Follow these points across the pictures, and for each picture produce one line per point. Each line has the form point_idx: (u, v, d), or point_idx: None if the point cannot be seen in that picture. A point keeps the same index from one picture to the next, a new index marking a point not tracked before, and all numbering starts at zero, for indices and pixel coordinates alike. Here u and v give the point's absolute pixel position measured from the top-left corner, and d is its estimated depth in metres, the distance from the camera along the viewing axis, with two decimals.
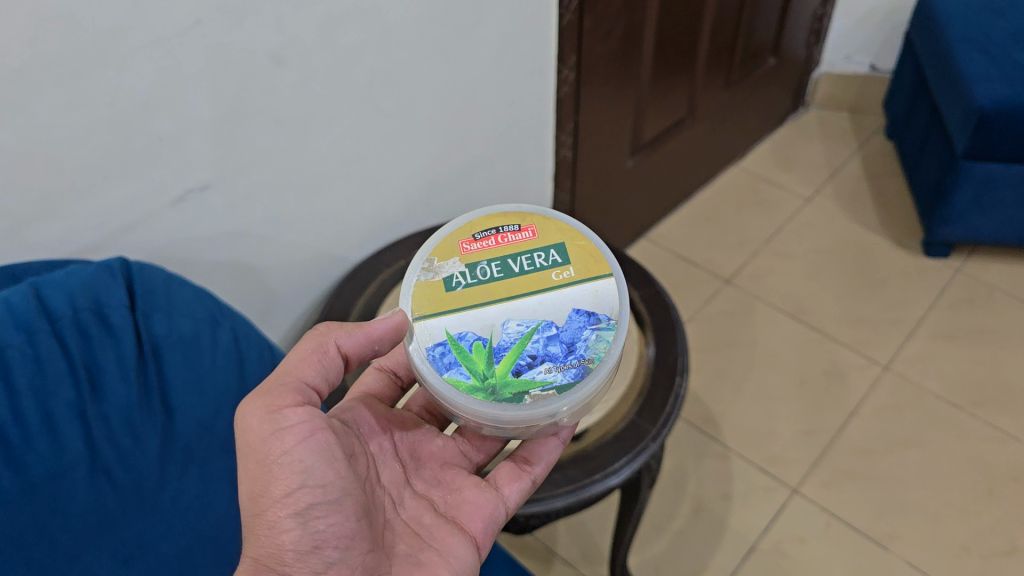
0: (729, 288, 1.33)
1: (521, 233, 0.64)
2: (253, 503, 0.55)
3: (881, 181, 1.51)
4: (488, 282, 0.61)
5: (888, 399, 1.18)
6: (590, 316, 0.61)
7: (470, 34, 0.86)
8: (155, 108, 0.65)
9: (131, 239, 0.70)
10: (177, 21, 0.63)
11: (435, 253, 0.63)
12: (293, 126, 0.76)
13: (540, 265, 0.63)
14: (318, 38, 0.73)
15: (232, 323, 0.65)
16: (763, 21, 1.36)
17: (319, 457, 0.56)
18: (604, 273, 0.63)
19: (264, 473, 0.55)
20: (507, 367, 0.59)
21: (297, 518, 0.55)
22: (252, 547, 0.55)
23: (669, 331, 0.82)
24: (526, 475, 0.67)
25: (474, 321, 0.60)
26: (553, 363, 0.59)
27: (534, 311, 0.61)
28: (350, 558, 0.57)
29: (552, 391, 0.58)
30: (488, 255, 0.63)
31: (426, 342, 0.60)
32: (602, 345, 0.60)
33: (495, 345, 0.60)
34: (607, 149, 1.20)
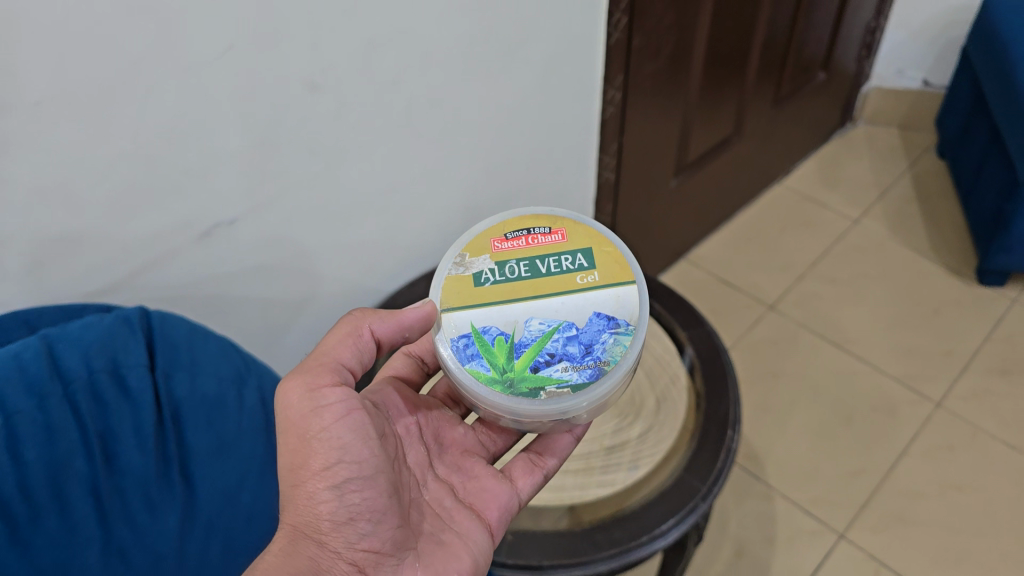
0: (772, 314, 1.28)
1: (550, 236, 0.67)
2: (292, 475, 0.56)
3: (933, 202, 1.44)
4: (514, 280, 0.63)
5: (941, 438, 1.12)
6: (610, 320, 0.63)
7: (515, 54, 0.81)
8: (181, 138, 0.61)
9: (151, 279, 0.67)
10: (207, 49, 0.59)
11: (467, 249, 0.66)
12: (328, 154, 0.72)
13: (565, 268, 0.64)
14: (357, 61, 0.68)
15: (261, 381, 0.64)
16: (815, 35, 1.30)
17: (356, 435, 0.57)
18: (628, 280, 0.64)
19: (302, 446, 0.56)
20: (526, 363, 0.60)
21: (334, 491, 0.56)
22: (290, 516, 0.56)
23: (719, 376, 0.77)
24: (539, 471, 0.67)
25: (498, 316, 0.62)
26: (569, 363, 0.61)
27: (557, 311, 0.62)
28: (382, 531, 0.57)
29: (567, 389, 0.60)
30: (517, 254, 0.65)
31: (450, 334, 0.62)
32: (619, 350, 0.61)
33: (517, 340, 0.61)
34: (651, 169, 1.14)
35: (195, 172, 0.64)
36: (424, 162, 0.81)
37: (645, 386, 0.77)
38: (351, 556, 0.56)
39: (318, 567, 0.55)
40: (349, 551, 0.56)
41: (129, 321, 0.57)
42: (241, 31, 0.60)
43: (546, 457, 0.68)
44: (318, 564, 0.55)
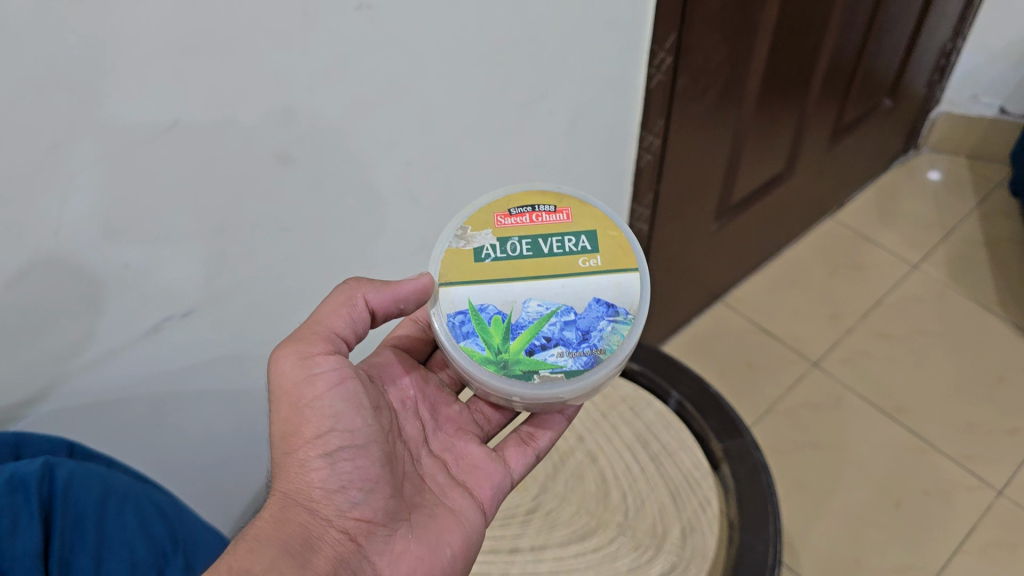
0: (816, 371, 1.16)
1: (555, 215, 0.57)
2: (283, 443, 0.52)
3: (1002, 249, 1.31)
4: (515, 260, 0.54)
5: (1001, 534, 1.00)
6: (608, 308, 0.54)
7: (537, 106, 0.69)
8: (119, 231, 0.50)
9: (77, 388, 0.56)
10: (148, 126, 0.47)
11: (469, 222, 0.56)
12: (308, 233, 0.61)
13: (568, 250, 0.55)
14: (338, 128, 0.56)
15: (187, 559, 0.55)
16: (885, 61, 1.15)
17: (348, 404, 0.53)
18: (630, 267, 0.55)
19: (294, 413, 0.52)
20: (522, 345, 0.52)
21: (326, 460, 0.51)
22: (283, 481, 0.51)
23: (757, 501, 0.65)
24: (530, 449, 0.61)
25: (497, 293, 0.54)
26: (566, 348, 0.53)
27: (559, 290, 0.54)
28: (374, 501, 0.52)
29: (561, 375, 0.52)
30: (520, 231, 0.56)
31: (446, 308, 0.54)
32: (615, 339, 0.53)
33: (513, 320, 0.53)
34: (692, 216, 1.02)
35: (139, 267, 0.53)
36: (428, 228, 0.70)
37: (671, 512, 0.65)
38: (343, 525, 0.51)
39: (309, 536, 0.49)
40: (341, 520, 0.51)
41: (26, 488, 0.46)
42: (191, 102, 0.48)
43: (538, 434, 0.61)
44: (310, 532, 0.50)
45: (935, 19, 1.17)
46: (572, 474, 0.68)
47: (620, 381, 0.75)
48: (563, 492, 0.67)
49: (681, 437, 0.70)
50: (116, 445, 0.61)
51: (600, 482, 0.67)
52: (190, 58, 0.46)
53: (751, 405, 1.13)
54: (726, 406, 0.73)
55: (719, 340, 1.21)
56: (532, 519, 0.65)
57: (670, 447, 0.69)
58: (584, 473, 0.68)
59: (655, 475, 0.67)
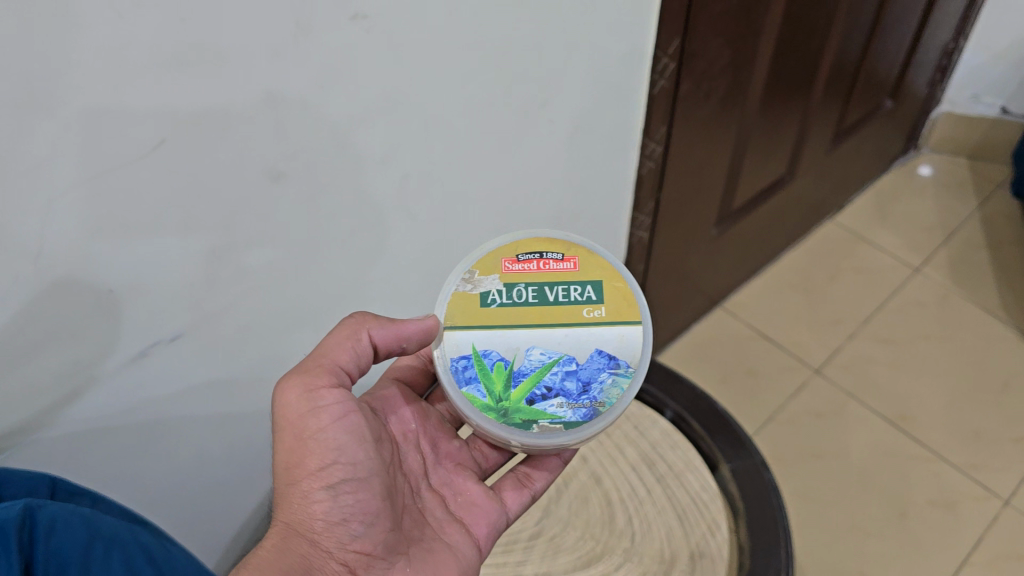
0: (818, 379, 1.15)
1: (562, 263, 0.55)
2: (284, 474, 0.50)
3: (1004, 252, 1.30)
4: (520, 308, 0.53)
5: (1008, 544, 0.98)
6: (611, 360, 0.53)
7: (538, 117, 0.66)
8: (101, 255, 0.48)
9: (59, 418, 0.53)
10: (130, 144, 0.44)
11: (478, 266, 0.55)
12: (302, 253, 0.58)
13: (573, 299, 0.54)
14: (333, 144, 0.54)
15: None
16: (887, 62, 1.13)
17: (353, 436, 0.50)
18: (634, 319, 0.54)
19: (297, 444, 0.49)
20: (522, 393, 0.51)
21: (329, 492, 0.49)
22: (284, 511, 0.49)
23: (769, 522, 0.63)
24: (526, 491, 0.59)
25: (500, 339, 0.53)
26: (566, 399, 0.51)
27: (563, 339, 0.53)
28: (375, 535, 0.50)
29: (560, 426, 0.51)
30: (528, 278, 0.55)
31: (449, 353, 0.53)
32: (615, 392, 0.52)
33: (515, 368, 0.52)
34: (692, 223, 1.00)
35: (122, 291, 0.50)
36: (425, 244, 0.68)
37: (678, 536, 0.63)
38: (343, 558, 0.49)
39: (309, 565, 0.48)
40: (341, 552, 0.49)
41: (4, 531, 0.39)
42: (180, 120, 0.45)
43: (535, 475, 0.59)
44: (310, 562, 0.48)
45: (937, 18, 1.15)
46: (577, 496, 0.66)
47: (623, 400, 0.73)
48: (567, 515, 0.65)
49: (688, 457, 0.68)
50: (100, 475, 0.58)
51: (604, 504, 0.65)
52: (172, 72, 0.43)
53: (752, 415, 1.11)
54: (736, 426, 0.71)
55: (719, 348, 1.19)
56: (535, 544, 0.63)
57: (676, 467, 0.67)
58: (589, 496, 0.66)
59: (661, 496, 0.65)
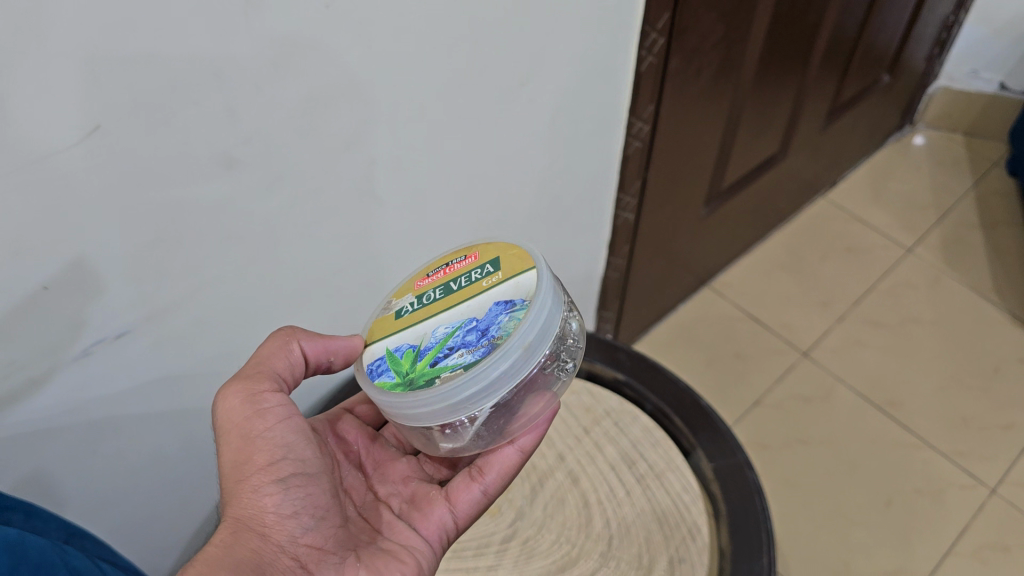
0: (805, 362, 1.13)
1: (464, 260, 0.54)
2: (229, 475, 0.47)
3: (998, 232, 1.28)
4: (425, 304, 0.52)
5: (994, 535, 0.96)
6: (508, 303, 0.49)
7: (516, 96, 0.62)
8: (35, 252, 0.44)
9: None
10: (59, 133, 0.40)
11: (396, 294, 0.55)
12: (261, 242, 0.54)
13: (474, 279, 0.51)
14: (294, 126, 0.50)
15: None
16: (886, 36, 1.09)
17: (300, 435, 0.49)
18: (529, 267, 0.50)
19: (244, 442, 0.47)
20: (427, 359, 0.48)
21: (280, 485, 0.47)
22: (231, 507, 0.46)
23: (749, 524, 0.60)
24: (476, 485, 0.54)
25: (408, 333, 0.51)
26: (466, 349, 0.47)
27: (462, 308, 0.50)
28: (324, 530, 0.48)
29: (459, 371, 0.46)
30: (435, 283, 0.53)
31: (365, 361, 0.52)
32: (514, 324, 0.47)
33: (422, 346, 0.49)
34: (681, 202, 0.96)
35: (62, 289, 0.46)
36: (401, 232, 0.65)
37: (658, 540, 0.60)
38: (295, 552, 0.46)
39: (261, 561, 0.44)
40: (294, 546, 0.46)
41: None
42: (116, 105, 0.41)
43: (485, 467, 0.54)
44: (262, 557, 0.44)
45: None
46: (552, 497, 0.63)
47: (603, 394, 0.70)
48: (542, 518, 0.62)
49: (669, 456, 0.65)
50: (46, 477, 0.55)
51: (581, 506, 0.62)
52: (98, 53, 0.39)
53: (738, 399, 1.09)
54: (715, 415, 0.68)
55: (706, 329, 1.17)
56: (508, 547, 0.60)
57: (657, 467, 0.64)
58: (565, 497, 0.63)
59: (641, 498, 0.62)
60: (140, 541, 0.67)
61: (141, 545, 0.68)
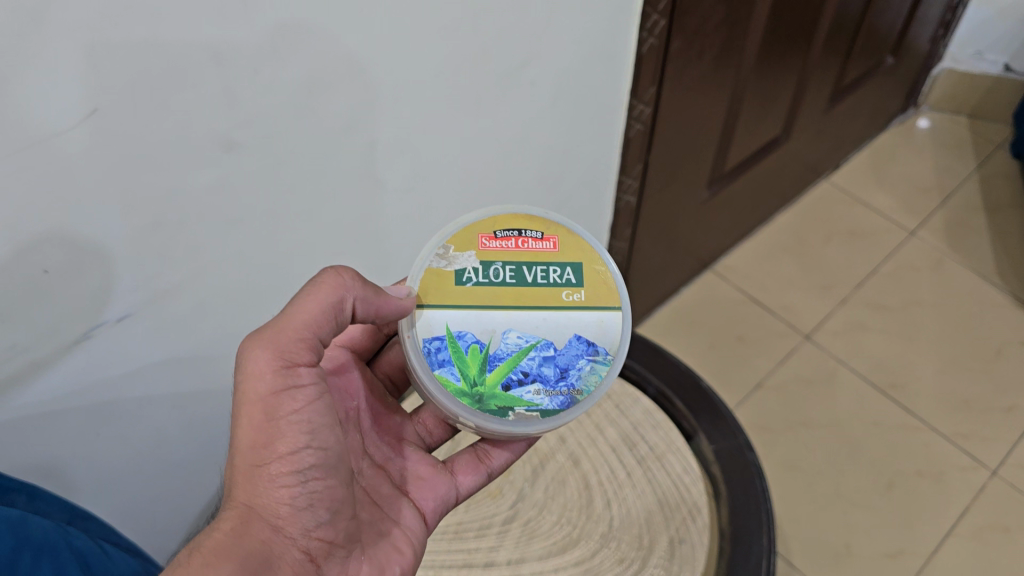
0: (807, 345, 1.13)
1: (541, 242, 0.52)
2: (247, 453, 0.45)
3: (1001, 215, 1.27)
4: (500, 289, 0.50)
5: (994, 516, 0.97)
6: (589, 346, 0.50)
7: (516, 78, 0.62)
8: (32, 235, 0.44)
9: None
10: (56, 116, 0.40)
11: (451, 237, 0.51)
12: (259, 225, 0.54)
13: (552, 282, 0.51)
14: (292, 108, 0.49)
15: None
16: (890, 18, 1.09)
17: (325, 418, 0.46)
18: (614, 306, 0.51)
19: (269, 426, 0.44)
20: (499, 379, 0.48)
21: (299, 477, 0.45)
22: (244, 490, 0.45)
23: (749, 505, 0.61)
24: (484, 468, 0.56)
25: (476, 320, 0.49)
26: (543, 386, 0.49)
27: (541, 324, 0.50)
28: (337, 520, 0.47)
29: (536, 413, 0.48)
30: (505, 257, 0.51)
31: (420, 335, 0.49)
32: (593, 379, 0.50)
33: (491, 352, 0.49)
34: (682, 185, 0.96)
35: (61, 272, 0.46)
36: (400, 215, 0.65)
37: (659, 521, 0.60)
38: (305, 545, 0.46)
39: (271, 557, 0.44)
40: (305, 539, 0.46)
41: None
42: (113, 86, 0.41)
43: (494, 453, 0.56)
44: (272, 552, 0.44)
45: None
46: (553, 479, 0.63)
47: None
48: (542, 499, 0.62)
49: (669, 438, 0.65)
50: (47, 458, 0.55)
51: (582, 488, 0.63)
52: (93, 36, 0.39)
53: (739, 383, 1.09)
54: (716, 398, 0.68)
55: (708, 313, 1.17)
56: (509, 529, 0.60)
57: (658, 449, 0.65)
58: (566, 478, 0.63)
59: (642, 480, 0.63)
60: (140, 522, 0.68)
61: (143, 526, 0.68)
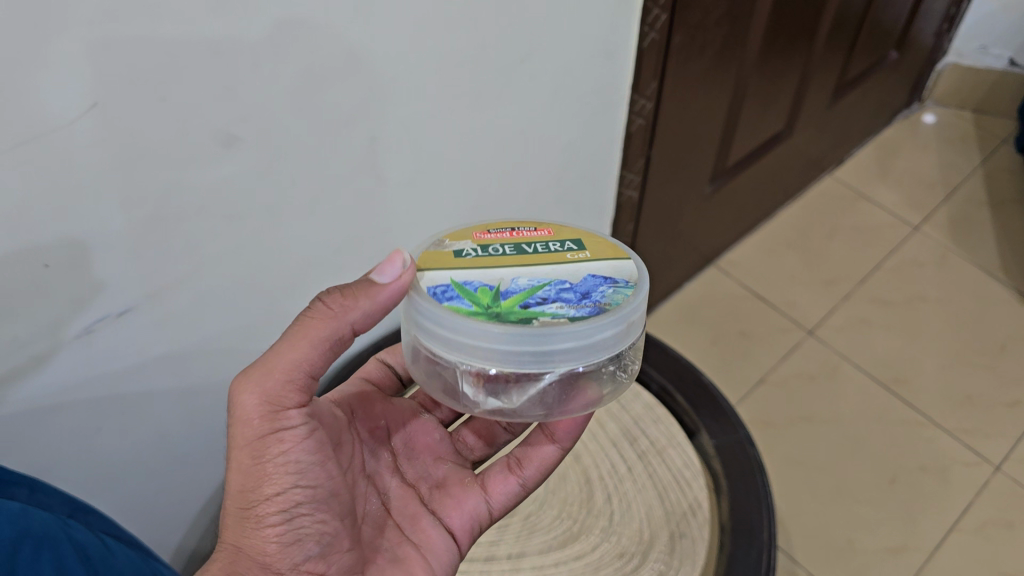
0: (810, 341, 1.13)
1: (536, 232, 0.51)
2: (240, 493, 0.46)
3: (1006, 209, 1.27)
4: (501, 255, 0.48)
5: (997, 512, 0.96)
6: (606, 278, 0.47)
7: (518, 73, 0.62)
8: (33, 229, 0.44)
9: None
10: (57, 109, 0.40)
11: (445, 237, 0.50)
12: (258, 220, 0.54)
13: (555, 248, 0.49)
14: (292, 102, 0.49)
15: None
16: (894, 12, 1.08)
17: (315, 456, 0.47)
18: (623, 258, 0.49)
19: (254, 469, 0.45)
20: (517, 300, 0.45)
21: (285, 517, 0.46)
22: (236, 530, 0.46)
23: (750, 503, 0.61)
24: (514, 478, 0.55)
25: (481, 272, 0.47)
26: (565, 303, 0.45)
27: (550, 269, 0.47)
28: (331, 552, 0.48)
29: (564, 321, 0.44)
30: (501, 241, 0.50)
31: (424, 285, 0.46)
32: (619, 298, 0.46)
33: (504, 289, 0.46)
34: (685, 181, 0.96)
35: (62, 266, 0.47)
36: (402, 211, 0.65)
37: (659, 515, 0.60)
38: None
39: None
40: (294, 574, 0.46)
41: None
42: (114, 80, 0.41)
43: (525, 463, 0.55)
44: None
45: None
46: (554, 473, 0.63)
47: None
48: (543, 494, 0.62)
49: (670, 433, 0.65)
50: (49, 453, 0.56)
51: (582, 482, 0.63)
52: (94, 29, 0.39)
53: (742, 378, 1.09)
54: (720, 397, 0.69)
55: (711, 309, 1.17)
56: (509, 524, 0.61)
57: (658, 443, 0.65)
58: (567, 473, 0.63)
59: (642, 475, 0.63)
60: (143, 517, 0.68)
61: (147, 520, 0.69)
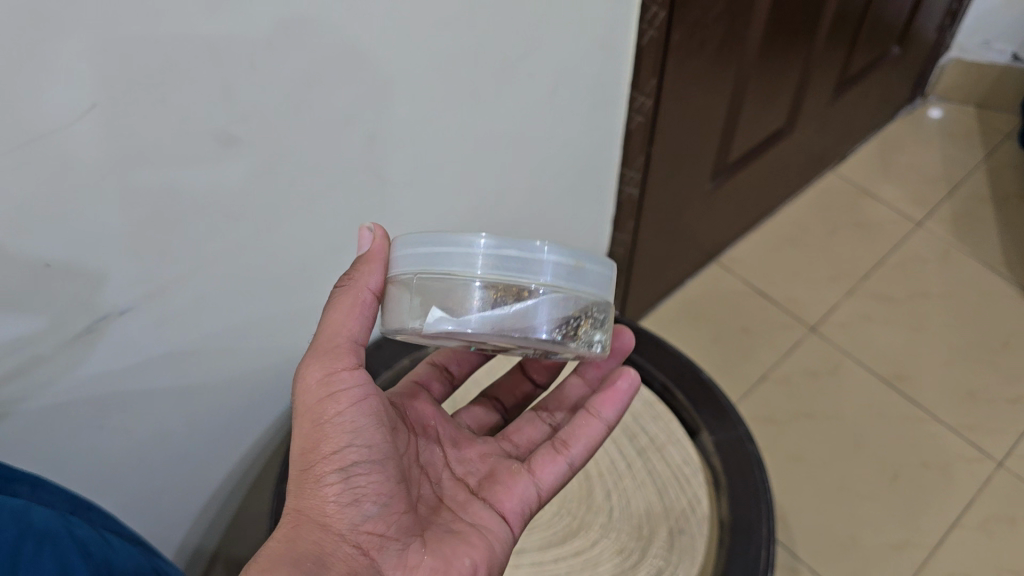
0: (813, 337, 1.13)
1: None
2: (299, 459, 0.47)
3: (1009, 205, 1.27)
4: None
5: (999, 508, 0.96)
6: None
7: (516, 71, 0.62)
8: (34, 229, 0.44)
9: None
10: (55, 111, 0.41)
11: None
12: (257, 220, 0.55)
13: None
14: (290, 102, 0.50)
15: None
16: (896, 8, 1.08)
17: (370, 418, 0.48)
18: None
19: (314, 429, 0.46)
20: None
21: (341, 476, 0.46)
22: (296, 495, 0.46)
23: (748, 490, 0.61)
24: (562, 458, 0.56)
25: None
26: None
27: None
28: (387, 515, 0.47)
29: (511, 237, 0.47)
30: None
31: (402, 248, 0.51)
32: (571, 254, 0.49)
33: None
34: (687, 178, 0.96)
35: (62, 266, 0.47)
36: (402, 209, 0.65)
37: (657, 511, 0.61)
38: (355, 540, 0.45)
39: (322, 554, 0.44)
40: (354, 534, 0.46)
41: None
42: (113, 83, 0.42)
43: (572, 442, 0.56)
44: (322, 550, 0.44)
45: None
46: None
47: None
48: None
49: (670, 430, 0.66)
50: (52, 451, 0.56)
51: (582, 479, 0.63)
52: (91, 31, 0.39)
53: (744, 375, 1.09)
54: (714, 385, 0.69)
55: (713, 306, 1.17)
56: None
57: (658, 440, 0.65)
58: None
59: (641, 471, 0.63)
60: (145, 514, 0.69)
61: (151, 517, 0.69)
